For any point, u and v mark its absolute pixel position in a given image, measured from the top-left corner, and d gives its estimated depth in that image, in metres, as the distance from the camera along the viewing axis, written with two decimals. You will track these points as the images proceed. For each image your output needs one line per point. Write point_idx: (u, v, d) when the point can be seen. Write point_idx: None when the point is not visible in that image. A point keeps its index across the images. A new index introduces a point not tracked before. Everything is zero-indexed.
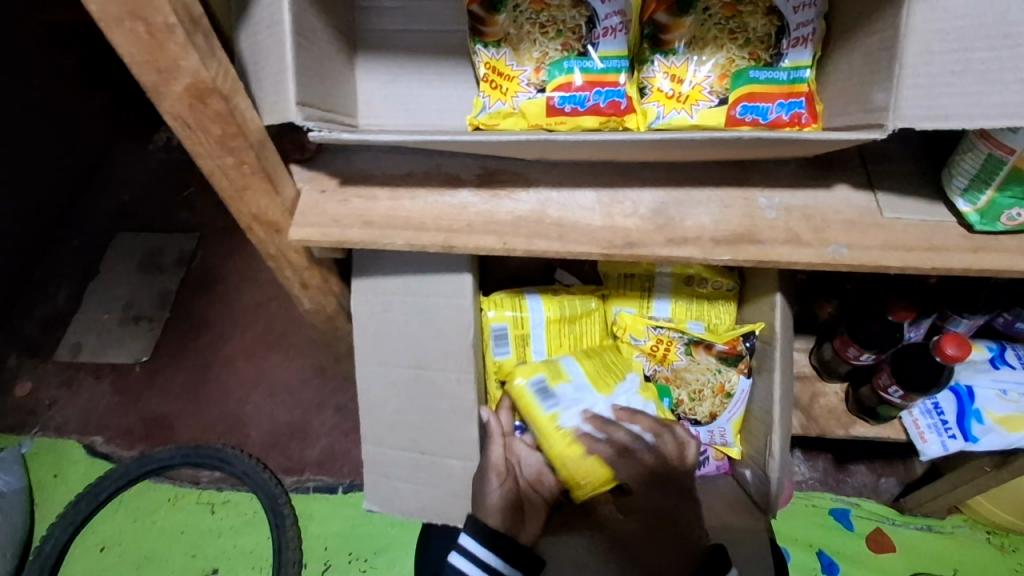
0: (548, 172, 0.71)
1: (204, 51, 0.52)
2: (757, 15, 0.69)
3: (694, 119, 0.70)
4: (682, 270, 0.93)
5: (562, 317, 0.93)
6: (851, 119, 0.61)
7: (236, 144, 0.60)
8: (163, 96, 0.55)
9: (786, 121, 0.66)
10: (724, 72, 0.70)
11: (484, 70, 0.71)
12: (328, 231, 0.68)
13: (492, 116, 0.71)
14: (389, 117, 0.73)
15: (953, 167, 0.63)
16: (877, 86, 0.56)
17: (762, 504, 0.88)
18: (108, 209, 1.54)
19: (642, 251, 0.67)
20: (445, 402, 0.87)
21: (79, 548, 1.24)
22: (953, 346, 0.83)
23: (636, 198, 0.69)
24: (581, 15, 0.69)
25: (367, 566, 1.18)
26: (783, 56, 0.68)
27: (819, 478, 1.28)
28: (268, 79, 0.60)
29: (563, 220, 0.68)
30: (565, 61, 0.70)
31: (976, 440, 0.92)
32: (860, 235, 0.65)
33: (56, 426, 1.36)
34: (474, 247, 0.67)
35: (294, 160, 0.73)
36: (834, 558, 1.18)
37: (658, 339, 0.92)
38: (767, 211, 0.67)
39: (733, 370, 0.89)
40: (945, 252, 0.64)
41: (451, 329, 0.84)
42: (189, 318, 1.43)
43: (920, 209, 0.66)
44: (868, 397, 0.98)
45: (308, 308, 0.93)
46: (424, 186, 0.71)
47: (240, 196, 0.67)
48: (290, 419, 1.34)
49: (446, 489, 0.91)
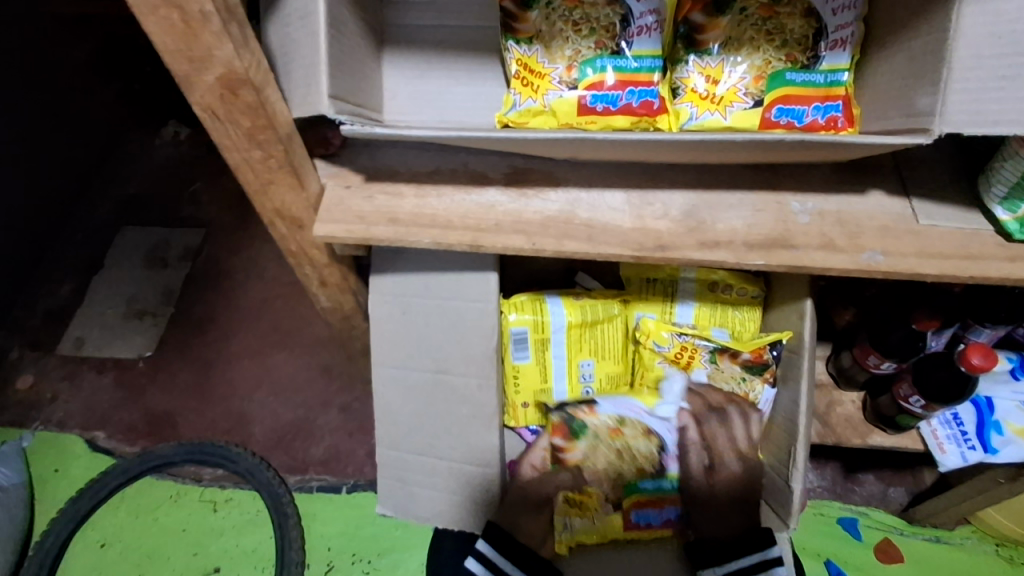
0: (578, 171, 0.70)
1: (238, 40, 0.51)
2: (794, 17, 0.67)
3: (728, 120, 0.69)
4: (706, 275, 0.92)
5: (583, 322, 0.91)
6: (890, 123, 0.60)
7: (264, 137, 0.58)
8: (193, 86, 0.54)
9: (822, 124, 0.66)
10: (759, 73, 0.68)
11: (515, 67, 0.70)
12: (353, 228, 0.67)
13: (522, 114, 0.70)
14: (415, 112, 0.72)
15: (992, 175, 0.62)
16: (922, 90, 0.55)
17: (779, 513, 0.87)
18: (114, 202, 1.52)
19: (672, 254, 0.65)
20: (465, 406, 0.86)
21: (80, 545, 1.22)
22: (979, 356, 0.83)
23: (666, 200, 0.68)
24: (615, 13, 0.68)
25: (371, 568, 1.17)
26: (821, 58, 0.66)
27: (828, 487, 1.26)
28: (299, 72, 0.59)
29: (592, 221, 0.67)
30: (598, 59, 0.69)
31: (995, 451, 0.91)
32: (895, 242, 0.64)
33: (58, 421, 1.34)
34: (501, 246, 0.66)
35: (318, 154, 0.71)
36: (843, 567, 1.16)
37: (682, 346, 0.90)
38: (800, 216, 0.66)
39: (758, 378, 0.88)
40: (980, 260, 0.63)
41: (472, 332, 0.83)
42: (195, 314, 1.42)
43: (955, 217, 0.65)
44: (888, 407, 0.96)
45: (324, 305, 0.92)
46: (451, 183, 0.69)
47: (265, 190, 0.65)
48: (296, 418, 1.32)
49: (462, 494, 0.90)
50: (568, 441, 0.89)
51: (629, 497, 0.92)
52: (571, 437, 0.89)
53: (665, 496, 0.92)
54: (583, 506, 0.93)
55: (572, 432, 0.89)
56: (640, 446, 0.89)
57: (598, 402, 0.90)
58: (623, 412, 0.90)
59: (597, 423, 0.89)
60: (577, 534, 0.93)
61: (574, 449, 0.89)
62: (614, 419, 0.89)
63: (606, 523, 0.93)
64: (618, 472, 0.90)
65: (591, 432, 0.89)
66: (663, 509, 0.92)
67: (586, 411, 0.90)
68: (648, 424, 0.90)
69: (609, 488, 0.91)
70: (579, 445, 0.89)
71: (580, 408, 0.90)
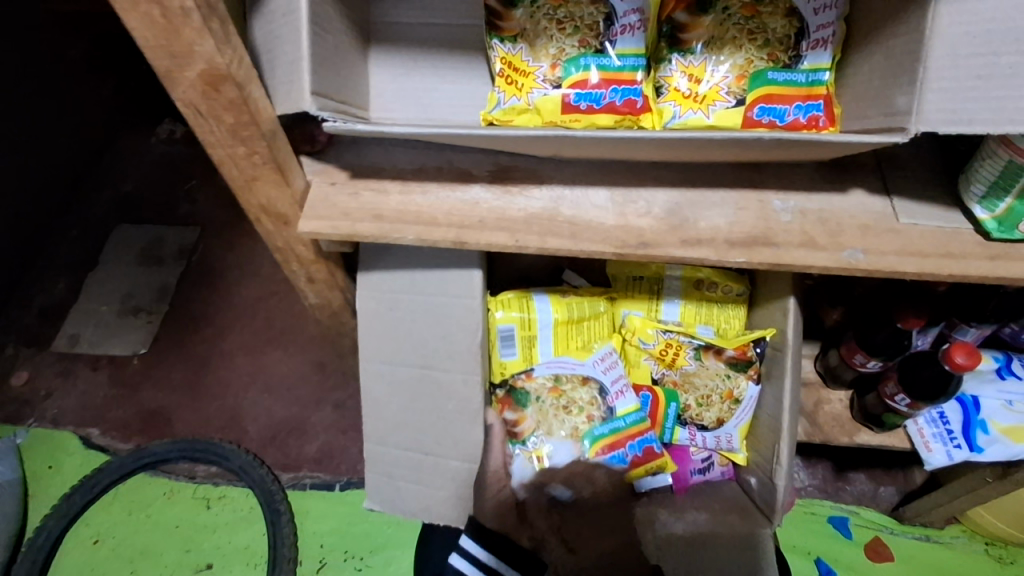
0: (563, 169, 0.70)
1: (220, 36, 0.51)
2: (776, 16, 0.68)
3: (710, 119, 0.69)
4: (692, 273, 0.93)
5: (570, 319, 0.92)
6: (869, 122, 0.61)
7: (248, 133, 0.59)
8: (176, 82, 0.54)
9: (804, 123, 0.67)
10: (742, 72, 0.69)
11: (500, 65, 0.70)
12: (337, 224, 0.67)
13: (506, 112, 0.70)
14: (400, 110, 0.73)
15: (971, 174, 0.63)
16: (899, 90, 0.56)
17: (764, 509, 0.88)
18: (109, 199, 1.53)
19: (655, 251, 0.66)
20: (450, 401, 0.86)
21: (73, 540, 1.23)
22: (963, 355, 0.83)
23: (650, 198, 0.68)
24: (599, 11, 0.69)
25: (363, 565, 1.17)
26: (802, 58, 0.67)
27: (819, 485, 1.27)
28: (282, 69, 0.59)
29: (576, 218, 0.68)
30: (581, 58, 0.69)
31: (980, 450, 0.91)
32: (876, 240, 0.65)
33: (51, 418, 1.34)
34: (485, 243, 0.67)
35: (304, 151, 0.72)
36: (833, 566, 1.17)
37: (666, 343, 0.92)
38: (782, 214, 0.67)
39: (741, 375, 0.89)
40: (960, 258, 0.63)
41: (458, 329, 0.84)
42: (188, 311, 1.42)
43: (936, 216, 0.66)
44: (874, 406, 0.97)
45: (312, 302, 0.92)
46: (436, 181, 0.70)
47: (250, 186, 0.66)
48: (289, 415, 1.33)
49: (448, 490, 0.91)
50: (515, 412, 0.92)
51: (591, 447, 0.90)
52: (518, 407, 0.92)
53: (623, 433, 0.90)
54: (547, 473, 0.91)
55: (518, 403, 0.92)
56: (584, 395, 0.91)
57: (535, 366, 0.93)
58: (558, 369, 0.92)
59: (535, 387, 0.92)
60: (567, 502, 0.91)
61: (524, 419, 0.92)
62: (550, 378, 0.92)
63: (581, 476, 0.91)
64: (571, 424, 0.91)
65: (534, 397, 0.92)
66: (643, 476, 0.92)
67: (525, 379, 0.92)
68: (585, 372, 0.92)
69: (574, 442, 0.90)
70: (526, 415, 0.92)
71: (518, 376, 0.93)
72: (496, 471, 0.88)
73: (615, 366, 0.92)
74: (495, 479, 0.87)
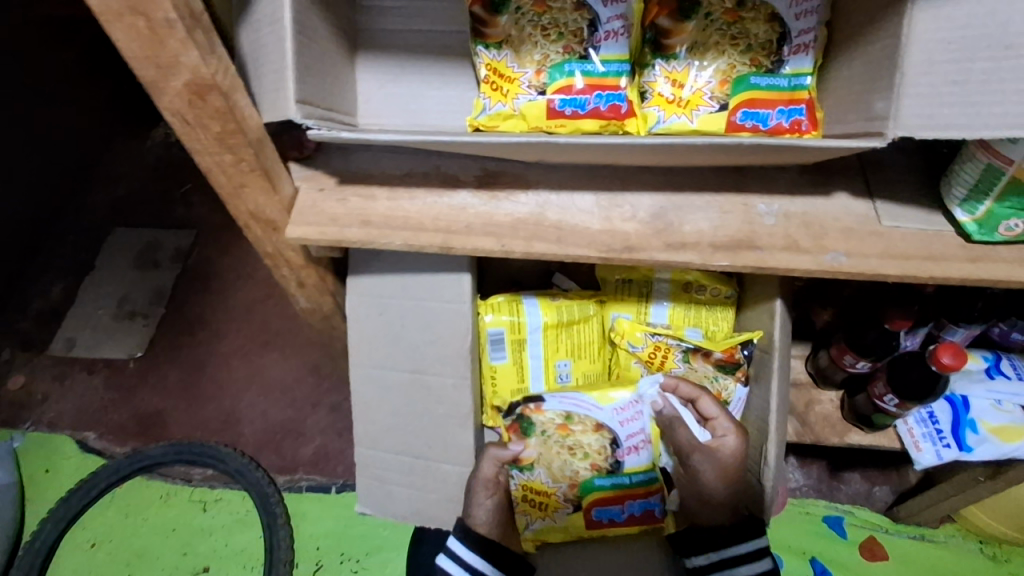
0: (549, 174, 0.71)
1: (204, 46, 0.52)
2: (758, 22, 0.68)
3: (694, 123, 0.70)
4: (680, 276, 0.93)
5: (560, 322, 0.92)
6: (849, 127, 0.61)
7: (235, 141, 0.59)
8: (162, 91, 0.55)
9: (787, 127, 0.67)
10: (724, 77, 0.69)
11: (485, 71, 0.71)
12: (326, 230, 0.68)
13: (492, 118, 0.71)
14: (388, 116, 0.73)
15: (952, 177, 0.63)
16: (877, 95, 0.56)
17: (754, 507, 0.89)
18: (104, 203, 1.53)
19: (640, 255, 0.67)
20: (441, 406, 0.87)
21: (70, 545, 1.23)
22: (949, 355, 0.83)
23: (635, 202, 0.69)
24: (582, 18, 0.69)
25: (359, 567, 1.18)
26: (784, 63, 0.68)
27: (814, 485, 1.27)
28: (268, 77, 0.60)
29: (562, 223, 0.68)
30: (565, 64, 0.70)
31: (970, 450, 0.92)
32: (859, 243, 0.66)
33: (48, 422, 1.35)
34: (471, 248, 0.67)
35: (293, 158, 0.72)
36: (827, 565, 1.17)
37: (655, 346, 0.92)
38: (766, 217, 0.67)
39: (730, 378, 0.89)
40: (942, 261, 0.64)
41: (448, 333, 0.84)
42: (184, 314, 1.43)
43: (919, 219, 0.66)
44: (864, 406, 0.98)
45: (304, 306, 0.93)
46: (423, 186, 0.70)
47: (238, 193, 0.66)
48: (285, 418, 1.33)
49: (438, 493, 0.92)
50: (520, 438, 0.89)
51: (587, 496, 0.89)
52: (522, 435, 0.89)
53: (627, 490, 0.89)
54: (544, 507, 0.90)
55: (524, 430, 0.89)
56: (591, 441, 0.88)
57: (546, 399, 0.90)
58: (571, 408, 0.89)
59: (545, 421, 0.89)
60: (540, 533, 0.91)
61: (528, 448, 0.89)
62: (561, 415, 0.89)
63: (568, 522, 0.90)
64: (573, 468, 0.88)
65: (540, 430, 0.89)
66: (625, 505, 0.90)
67: (534, 409, 0.90)
68: (599, 419, 0.89)
69: (568, 486, 0.88)
70: (531, 447, 0.89)
71: (527, 405, 0.90)
72: (487, 481, 0.87)
73: (633, 418, 0.89)
74: (484, 488, 0.87)
